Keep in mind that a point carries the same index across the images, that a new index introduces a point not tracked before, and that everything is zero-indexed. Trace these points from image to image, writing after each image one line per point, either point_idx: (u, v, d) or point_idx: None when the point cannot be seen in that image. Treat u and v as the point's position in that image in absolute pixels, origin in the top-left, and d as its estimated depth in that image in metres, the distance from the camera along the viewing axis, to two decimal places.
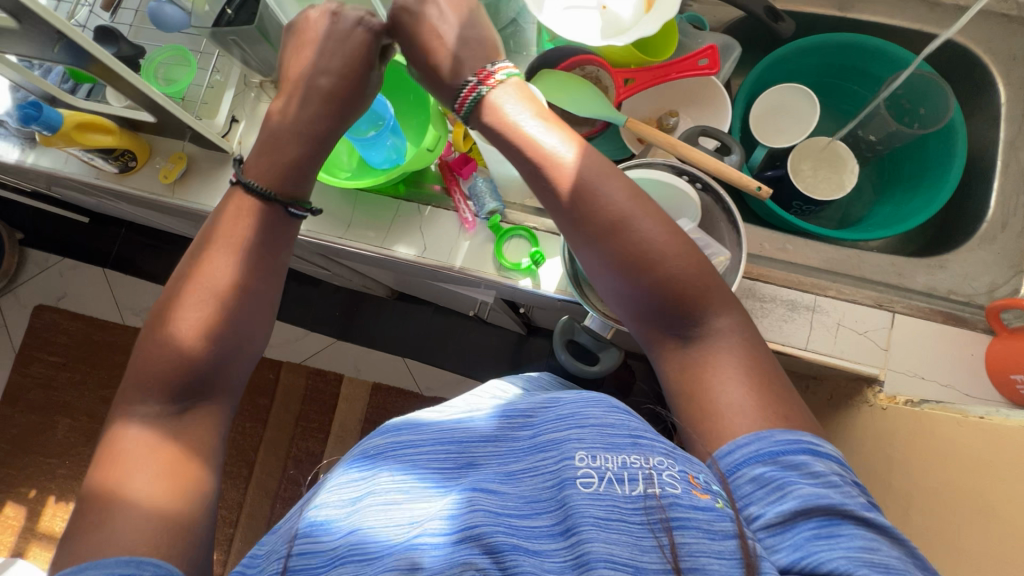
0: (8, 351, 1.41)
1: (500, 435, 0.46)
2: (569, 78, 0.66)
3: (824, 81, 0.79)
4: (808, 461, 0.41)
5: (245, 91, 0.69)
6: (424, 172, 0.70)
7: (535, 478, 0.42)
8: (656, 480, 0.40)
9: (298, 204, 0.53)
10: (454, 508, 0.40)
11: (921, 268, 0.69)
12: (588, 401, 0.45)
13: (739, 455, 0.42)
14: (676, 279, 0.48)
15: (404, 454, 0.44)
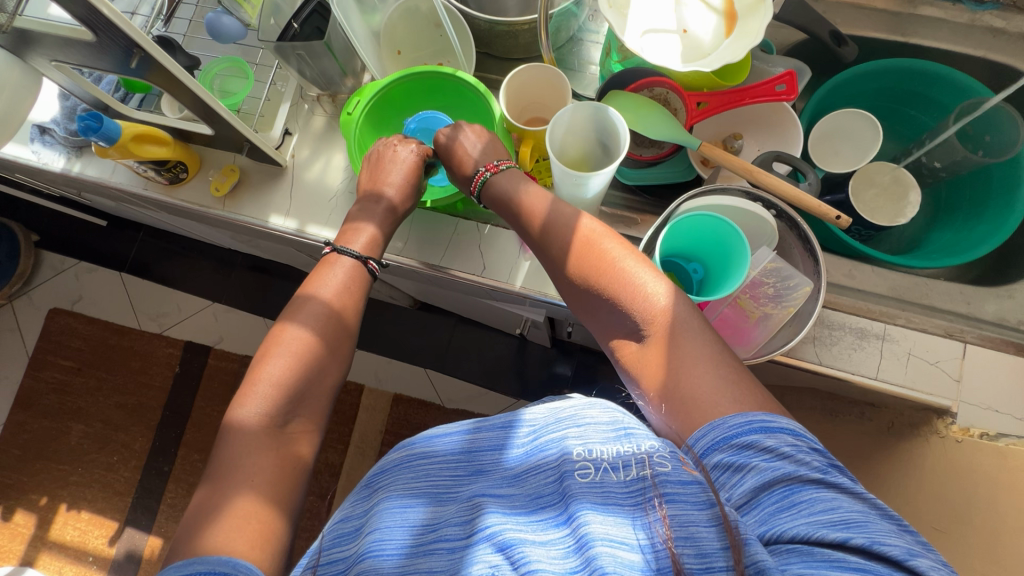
0: (108, 345, 1.61)
1: (504, 441, 0.53)
2: (639, 98, 0.62)
3: (882, 106, 0.78)
4: (759, 439, 0.44)
5: (300, 104, 0.76)
6: None
7: (537, 476, 0.49)
8: (649, 462, 0.45)
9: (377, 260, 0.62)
10: (470, 505, 0.48)
11: (990, 298, 0.67)
12: (584, 405, 0.52)
13: (697, 448, 0.45)
14: (631, 284, 0.51)
15: (415, 469, 0.52)
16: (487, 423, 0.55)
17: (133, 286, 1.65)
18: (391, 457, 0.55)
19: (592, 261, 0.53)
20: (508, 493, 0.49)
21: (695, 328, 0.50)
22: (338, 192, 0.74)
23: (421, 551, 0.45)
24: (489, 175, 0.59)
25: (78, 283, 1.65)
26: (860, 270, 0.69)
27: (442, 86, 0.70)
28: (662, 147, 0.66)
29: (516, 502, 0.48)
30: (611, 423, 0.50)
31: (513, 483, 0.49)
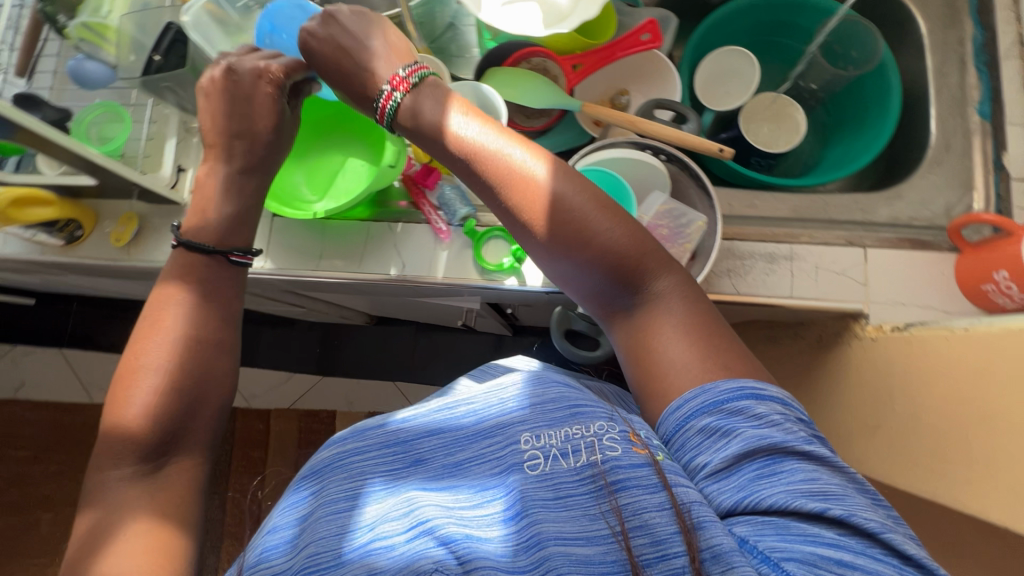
0: (61, 424, 1.54)
1: (444, 427, 0.52)
2: (516, 73, 0.64)
3: (759, 40, 0.81)
4: (750, 406, 0.45)
5: (187, 137, 0.73)
6: (389, 191, 0.74)
7: (482, 466, 0.49)
8: (597, 446, 0.46)
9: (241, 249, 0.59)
10: (410, 499, 0.47)
11: (882, 202, 0.70)
12: (527, 381, 0.53)
13: (682, 412, 0.46)
14: (616, 250, 0.50)
15: (351, 462, 0.51)
16: (425, 411, 0.54)
17: (77, 359, 1.58)
18: (323, 455, 0.53)
19: (564, 225, 0.50)
20: (452, 487, 0.48)
21: (688, 303, 0.51)
22: None
23: (361, 555, 0.43)
24: (398, 95, 0.54)
25: (16, 367, 1.58)
26: (761, 198, 0.71)
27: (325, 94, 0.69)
28: (550, 115, 0.67)
29: (461, 497, 0.47)
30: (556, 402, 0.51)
31: (456, 473, 0.49)
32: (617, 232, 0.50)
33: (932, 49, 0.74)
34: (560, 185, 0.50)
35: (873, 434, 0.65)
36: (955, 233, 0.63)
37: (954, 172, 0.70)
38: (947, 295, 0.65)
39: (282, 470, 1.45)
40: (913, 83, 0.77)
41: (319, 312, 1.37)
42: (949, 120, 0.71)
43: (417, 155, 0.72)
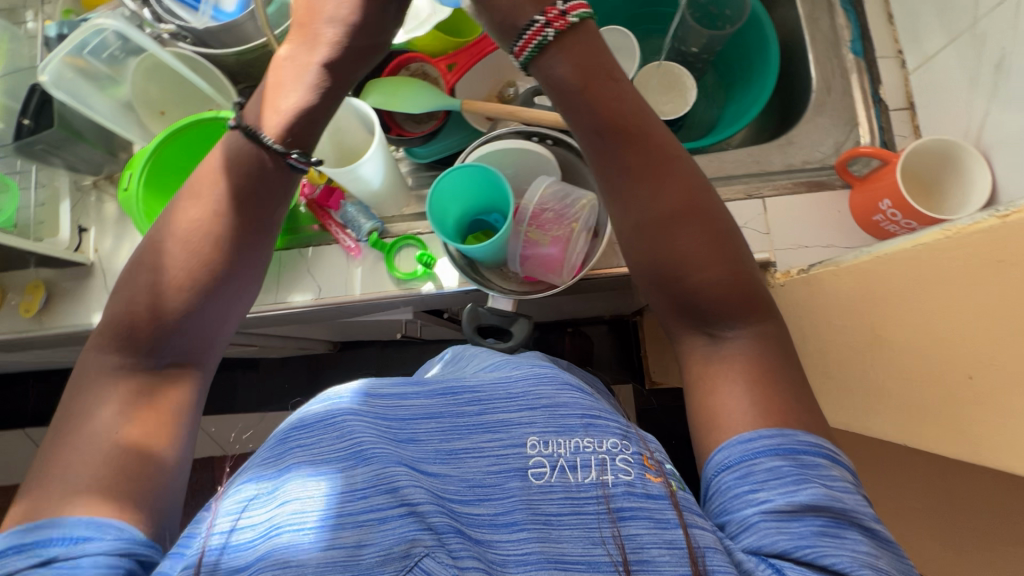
0: None
1: (445, 410, 0.50)
2: (395, 80, 0.64)
3: (638, 13, 0.83)
4: (822, 463, 0.43)
5: (85, 196, 0.73)
6: (298, 216, 0.73)
7: (480, 460, 0.47)
8: (608, 465, 0.46)
9: (300, 152, 0.51)
10: (404, 472, 0.43)
11: (775, 150, 0.72)
12: (539, 380, 0.51)
13: (754, 445, 0.44)
14: (708, 288, 0.49)
15: (339, 427, 0.46)
16: (428, 390, 0.52)
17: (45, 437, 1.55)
18: (315, 410, 0.47)
19: (656, 236, 0.50)
20: (443, 475, 0.45)
21: (777, 355, 0.49)
22: None
23: (352, 522, 0.40)
24: (554, 31, 0.48)
25: None
26: None
27: (212, 131, 0.69)
28: (436, 117, 0.68)
29: (453, 488, 0.45)
30: (569, 409, 0.50)
31: (450, 461, 0.47)
32: (714, 270, 0.49)
33: None
34: (555, 61, 0.49)
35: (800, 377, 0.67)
36: (842, 170, 0.66)
37: (839, 112, 0.72)
38: (846, 230, 0.67)
39: None
40: (791, 32, 0.79)
41: (277, 348, 1.36)
42: (827, 63, 0.73)
43: (314, 177, 0.70)
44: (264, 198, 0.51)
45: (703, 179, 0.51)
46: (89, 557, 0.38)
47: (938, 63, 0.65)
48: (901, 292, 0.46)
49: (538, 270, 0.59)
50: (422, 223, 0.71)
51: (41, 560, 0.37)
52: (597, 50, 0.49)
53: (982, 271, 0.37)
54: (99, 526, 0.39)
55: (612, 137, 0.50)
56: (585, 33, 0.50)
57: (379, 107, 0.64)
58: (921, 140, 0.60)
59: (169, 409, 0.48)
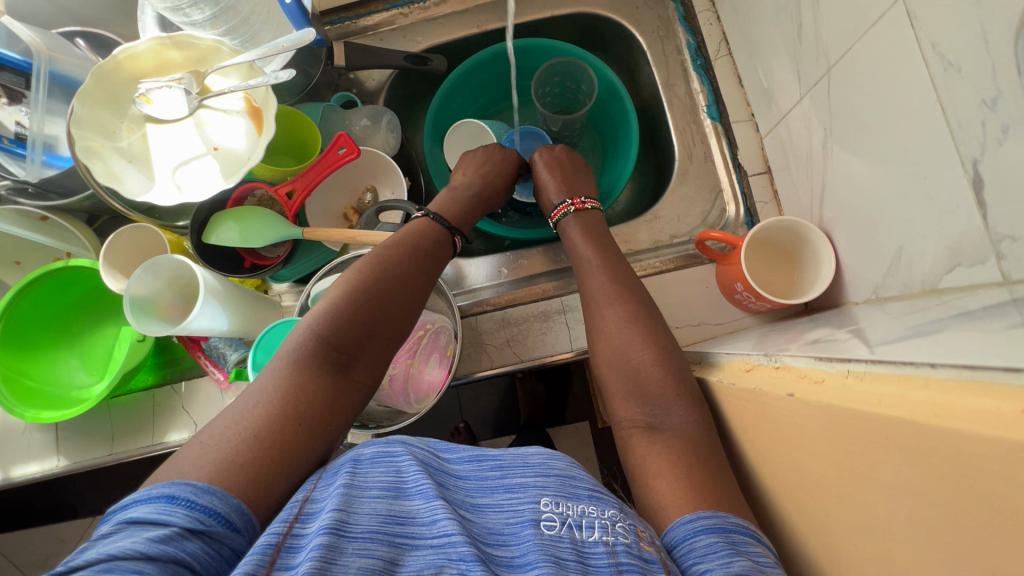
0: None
1: (471, 467, 0.45)
2: (240, 209, 0.63)
3: (501, 90, 0.81)
4: (751, 545, 0.38)
5: None
6: (173, 347, 0.72)
7: (501, 513, 0.41)
8: (610, 529, 0.40)
9: (462, 237, 0.63)
10: (441, 504, 0.38)
11: (641, 226, 0.71)
12: (551, 453, 0.46)
13: (691, 524, 0.40)
14: (642, 369, 0.52)
15: (389, 459, 0.42)
16: (455, 450, 0.47)
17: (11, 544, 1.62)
18: (364, 449, 0.43)
19: (607, 332, 0.56)
20: (470, 520, 0.40)
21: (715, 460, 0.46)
22: (28, 424, 0.70)
23: (388, 538, 0.36)
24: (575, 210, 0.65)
25: None
26: (529, 254, 0.72)
27: (69, 278, 0.69)
28: (280, 250, 0.67)
29: (477, 532, 0.39)
30: (580, 480, 0.45)
31: (472, 511, 0.41)
32: (649, 355, 0.53)
33: (656, 62, 0.75)
34: (569, 220, 0.65)
35: None
36: (705, 246, 0.64)
37: (701, 180, 0.71)
38: (714, 305, 0.66)
39: None
40: (653, 98, 0.78)
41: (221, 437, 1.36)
42: (685, 131, 0.73)
43: None
44: (430, 254, 0.58)
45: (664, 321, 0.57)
46: (229, 551, 0.35)
47: (782, 130, 0.64)
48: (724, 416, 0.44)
49: (390, 400, 0.58)
50: None
51: (199, 525, 0.34)
52: (598, 224, 0.65)
53: (759, 425, 0.36)
54: (239, 518, 0.36)
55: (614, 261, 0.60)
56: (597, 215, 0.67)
57: (232, 237, 0.61)
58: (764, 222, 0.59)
59: (305, 414, 0.44)
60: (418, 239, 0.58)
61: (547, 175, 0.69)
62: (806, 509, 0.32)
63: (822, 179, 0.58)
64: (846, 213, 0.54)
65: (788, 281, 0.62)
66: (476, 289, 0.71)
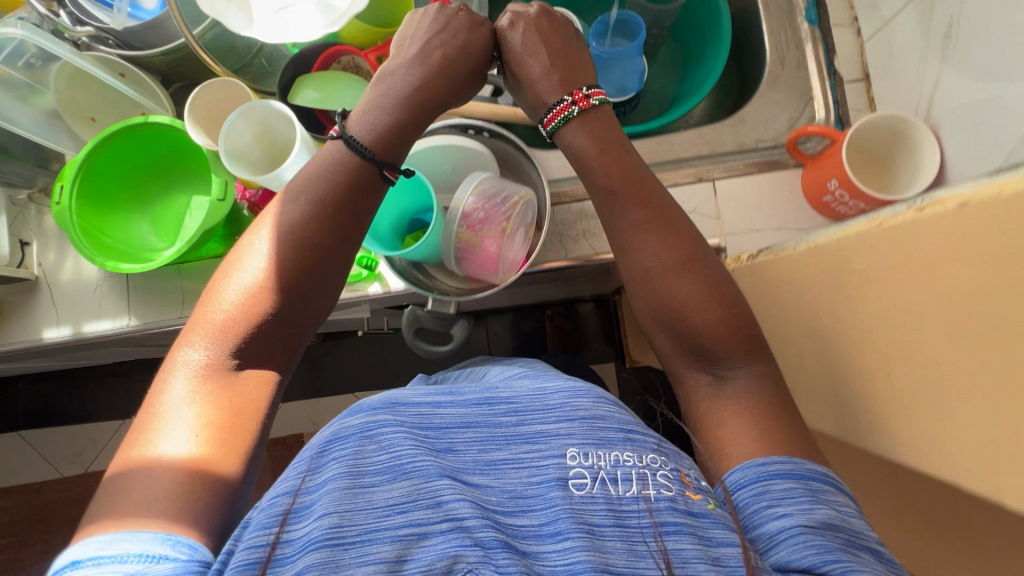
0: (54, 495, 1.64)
1: (479, 420, 0.47)
2: (323, 74, 0.61)
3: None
4: (823, 488, 0.42)
5: (24, 211, 0.72)
6: (244, 219, 0.72)
7: (521, 471, 0.43)
8: (647, 480, 0.43)
9: (393, 168, 0.53)
10: (443, 483, 0.41)
11: (726, 129, 0.69)
12: (574, 393, 0.48)
13: (768, 468, 0.43)
14: (699, 329, 0.50)
15: (380, 435, 0.43)
16: (461, 398, 0.48)
17: (38, 439, 1.69)
18: (351, 422, 0.44)
19: (656, 286, 0.52)
20: (484, 486, 0.42)
21: (776, 402, 0.48)
22: (101, 282, 0.71)
23: (390, 535, 0.38)
24: (579, 110, 0.56)
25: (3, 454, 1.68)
26: None
27: (144, 138, 0.68)
28: None
29: (493, 499, 0.42)
30: (607, 421, 0.47)
31: (490, 471, 0.43)
32: (708, 313, 0.50)
33: None
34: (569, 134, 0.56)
35: None
36: (794, 149, 0.63)
37: (791, 85, 0.69)
38: (796, 210, 0.65)
39: None
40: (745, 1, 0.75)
41: None
42: (780, 34, 0.70)
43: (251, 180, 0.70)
44: (355, 210, 0.52)
45: (697, 263, 0.52)
46: None
47: (891, 31, 0.61)
48: (834, 287, 0.44)
49: (477, 267, 0.58)
50: None
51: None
52: (608, 128, 0.56)
53: (889, 273, 0.37)
54: (173, 544, 0.37)
55: (636, 205, 0.54)
56: (604, 113, 0.57)
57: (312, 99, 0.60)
58: (872, 116, 0.57)
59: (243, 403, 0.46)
60: (329, 192, 0.50)
61: (536, 53, 0.57)
62: (945, 340, 0.33)
63: (934, 76, 0.55)
64: (958, 108, 0.53)
65: (879, 189, 0.61)
66: (555, 181, 0.69)
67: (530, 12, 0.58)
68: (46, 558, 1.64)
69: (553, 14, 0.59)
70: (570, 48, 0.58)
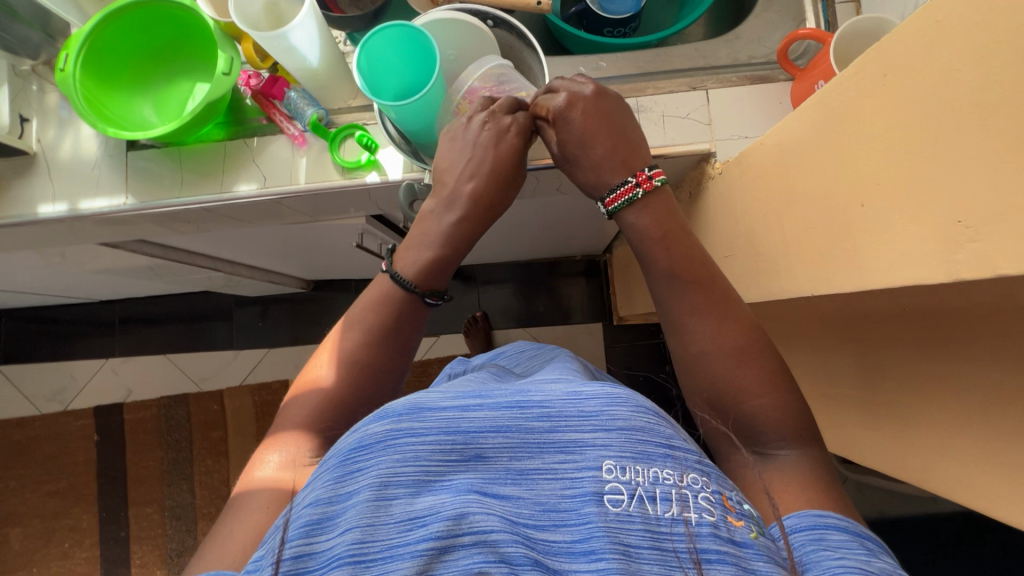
0: (33, 428, 1.64)
1: (513, 426, 0.40)
2: None
3: None
4: (878, 554, 0.40)
5: (25, 86, 0.72)
6: (245, 109, 0.73)
7: (554, 482, 0.39)
8: (689, 501, 0.39)
9: (435, 293, 0.59)
10: (474, 498, 0.36)
11: (722, 45, 0.72)
12: (613, 399, 0.41)
13: (825, 519, 0.42)
14: (754, 412, 0.50)
15: (407, 447, 0.37)
16: (491, 400, 0.41)
17: (16, 373, 1.67)
18: (374, 428, 0.38)
19: (709, 369, 0.52)
20: (515, 499, 0.38)
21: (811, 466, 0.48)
22: (99, 160, 0.72)
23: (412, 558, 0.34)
24: (643, 192, 0.57)
25: None
26: (607, 58, 0.74)
27: (153, 16, 0.68)
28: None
29: (525, 513, 0.37)
30: (649, 433, 0.41)
31: (522, 482, 0.39)
32: (764, 396, 0.50)
33: None
34: (631, 219, 0.57)
35: (730, 267, 0.68)
36: (784, 63, 0.64)
37: (785, 7, 0.72)
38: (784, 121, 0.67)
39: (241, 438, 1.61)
40: None
41: (249, 284, 1.41)
42: None
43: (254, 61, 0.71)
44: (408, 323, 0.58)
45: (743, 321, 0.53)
46: None
47: None
48: (813, 149, 0.45)
49: None
50: (367, 115, 0.71)
51: None
52: (670, 211, 0.57)
53: (872, 97, 0.38)
54: None
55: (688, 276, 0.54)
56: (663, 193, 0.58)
57: None
58: (859, 17, 0.59)
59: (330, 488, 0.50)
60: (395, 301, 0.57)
61: (596, 137, 0.58)
62: (923, 139, 0.34)
63: None
64: None
65: None
66: None
67: (585, 90, 0.59)
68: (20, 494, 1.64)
69: (606, 94, 0.59)
70: (624, 127, 0.59)
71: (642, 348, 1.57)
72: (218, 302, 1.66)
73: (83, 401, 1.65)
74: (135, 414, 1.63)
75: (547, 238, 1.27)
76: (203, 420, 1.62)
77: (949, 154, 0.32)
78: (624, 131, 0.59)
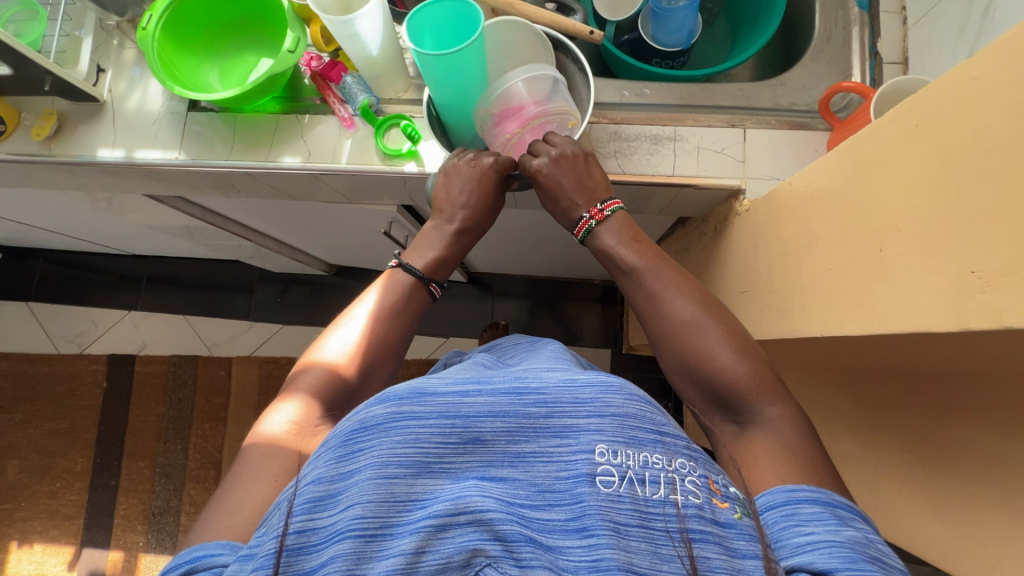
0: (48, 367, 1.70)
1: (512, 411, 0.38)
2: None
3: None
4: (848, 517, 0.39)
5: (106, 40, 0.78)
6: (302, 88, 0.77)
7: (550, 465, 0.37)
8: (678, 485, 0.37)
9: (437, 283, 0.63)
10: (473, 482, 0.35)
11: (766, 88, 0.73)
12: (608, 386, 0.40)
13: (796, 493, 0.40)
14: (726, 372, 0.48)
15: (406, 429, 0.35)
16: (489, 384, 0.39)
17: (42, 311, 1.74)
18: (375, 409, 0.36)
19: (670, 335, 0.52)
20: (512, 481, 0.36)
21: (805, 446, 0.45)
22: (161, 117, 0.76)
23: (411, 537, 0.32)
24: (596, 224, 0.60)
25: (7, 321, 1.74)
26: (652, 86, 0.74)
27: None
28: None
29: (522, 495, 0.35)
30: (640, 420, 0.39)
31: (518, 466, 0.36)
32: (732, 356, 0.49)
33: None
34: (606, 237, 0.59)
35: (746, 301, 0.68)
36: (824, 111, 0.65)
37: (832, 60, 0.74)
38: None
39: (242, 406, 1.63)
40: None
41: (275, 260, 1.46)
42: (830, 14, 0.75)
43: (319, 44, 0.76)
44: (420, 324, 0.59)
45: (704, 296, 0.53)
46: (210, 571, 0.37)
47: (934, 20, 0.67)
48: (843, 189, 0.46)
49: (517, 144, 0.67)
50: (415, 109, 0.75)
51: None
52: (626, 222, 0.60)
53: (907, 137, 0.38)
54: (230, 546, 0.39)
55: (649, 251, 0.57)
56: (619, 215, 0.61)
57: None
58: (905, 77, 0.58)
59: None
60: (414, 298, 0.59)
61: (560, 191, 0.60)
62: (953, 179, 0.34)
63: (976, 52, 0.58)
64: None
65: None
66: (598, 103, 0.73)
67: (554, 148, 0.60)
68: (22, 430, 1.68)
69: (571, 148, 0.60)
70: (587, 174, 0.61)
71: (648, 380, 1.56)
72: (242, 275, 1.71)
73: (99, 348, 1.71)
74: (145, 368, 1.68)
75: (568, 256, 1.28)
76: (208, 384, 1.65)
77: (980, 194, 0.32)
78: (587, 175, 0.61)
